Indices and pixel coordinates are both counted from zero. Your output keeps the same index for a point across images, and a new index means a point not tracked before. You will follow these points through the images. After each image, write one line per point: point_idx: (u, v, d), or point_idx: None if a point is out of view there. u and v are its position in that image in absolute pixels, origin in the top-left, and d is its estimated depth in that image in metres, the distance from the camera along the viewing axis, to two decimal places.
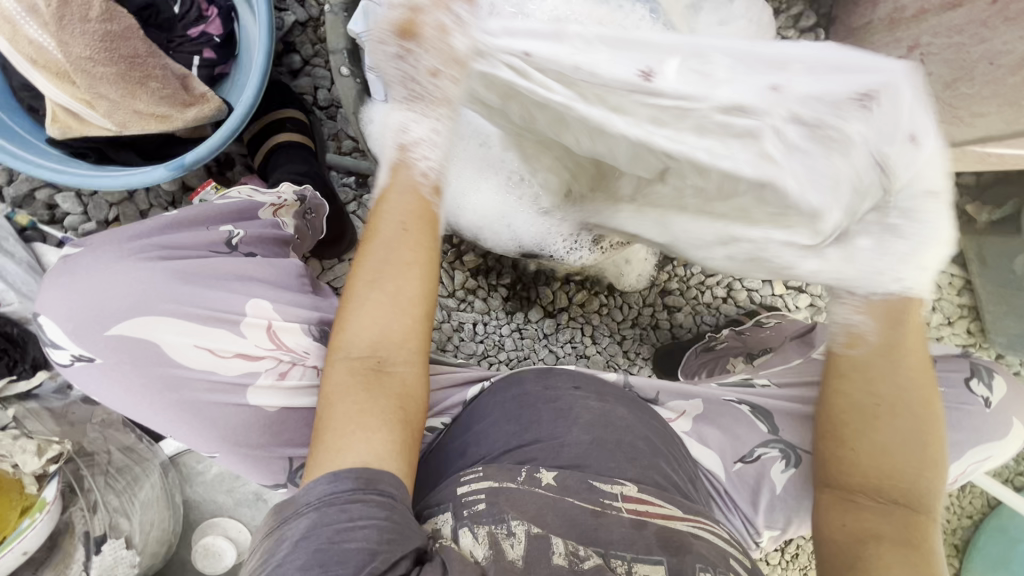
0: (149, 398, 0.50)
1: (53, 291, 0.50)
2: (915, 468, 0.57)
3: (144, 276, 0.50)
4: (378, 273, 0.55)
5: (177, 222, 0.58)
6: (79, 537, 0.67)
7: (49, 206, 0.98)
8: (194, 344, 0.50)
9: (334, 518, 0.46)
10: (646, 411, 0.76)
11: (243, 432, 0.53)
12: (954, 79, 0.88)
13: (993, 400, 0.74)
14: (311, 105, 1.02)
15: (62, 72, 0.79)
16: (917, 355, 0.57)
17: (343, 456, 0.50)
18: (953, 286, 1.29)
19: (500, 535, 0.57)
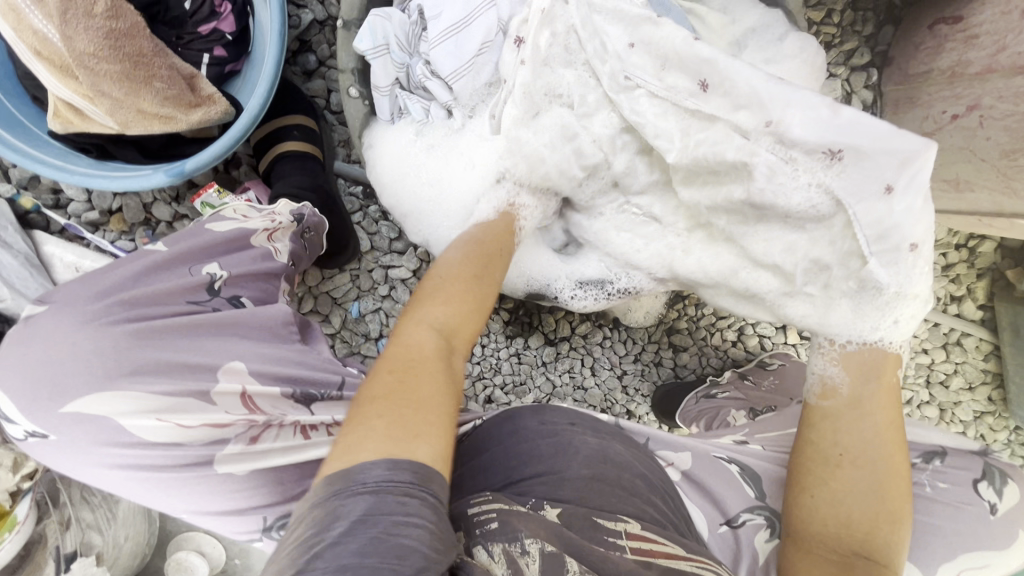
0: (114, 472, 0.47)
1: (6, 361, 0.46)
2: (873, 521, 0.59)
3: (104, 343, 0.46)
4: (466, 290, 0.63)
5: (157, 267, 0.55)
6: (50, 552, 0.65)
7: (54, 191, 0.96)
8: (155, 418, 0.46)
9: (391, 508, 0.41)
10: (647, 456, 0.71)
11: (213, 500, 0.50)
12: (1012, 149, 0.81)
13: (1001, 508, 0.62)
14: (323, 109, 0.98)
15: (64, 66, 0.76)
16: (886, 414, 0.62)
17: (410, 445, 0.45)
18: (978, 350, 1.22)
19: (515, 553, 0.49)
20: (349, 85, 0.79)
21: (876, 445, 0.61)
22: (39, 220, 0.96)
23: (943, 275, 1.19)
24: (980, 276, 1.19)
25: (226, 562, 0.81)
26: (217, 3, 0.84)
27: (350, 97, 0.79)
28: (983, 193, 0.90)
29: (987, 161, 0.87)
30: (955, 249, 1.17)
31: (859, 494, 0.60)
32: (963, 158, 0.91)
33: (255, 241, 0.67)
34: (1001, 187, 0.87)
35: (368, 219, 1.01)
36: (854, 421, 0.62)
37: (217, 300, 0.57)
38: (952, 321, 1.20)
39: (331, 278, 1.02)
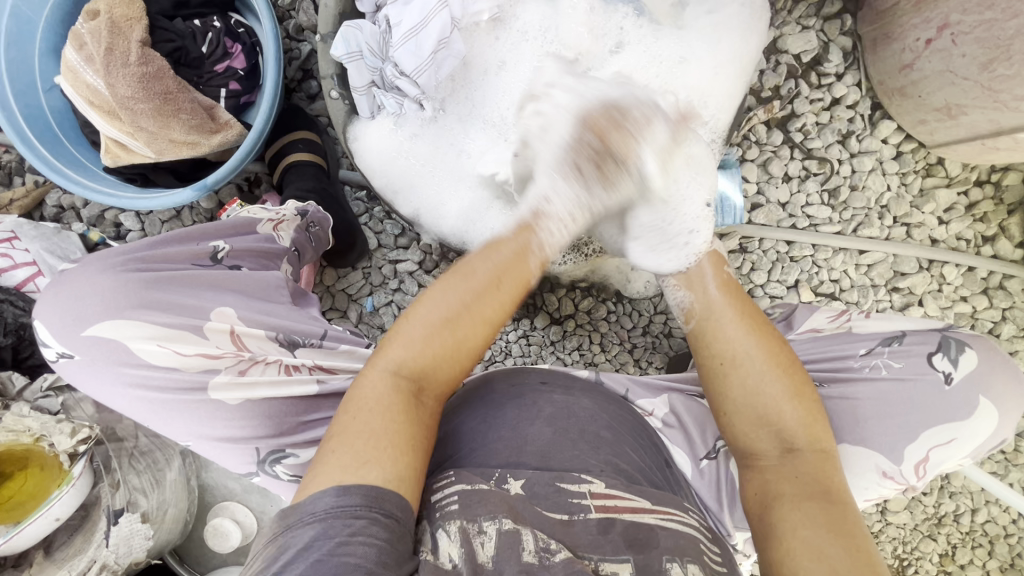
0: (123, 392, 0.56)
1: (45, 299, 0.56)
2: (787, 415, 0.64)
3: (117, 284, 0.56)
4: (449, 315, 0.60)
5: (168, 239, 0.65)
6: (103, 510, 0.75)
7: (116, 225, 1.14)
8: (158, 343, 0.55)
9: (337, 531, 0.50)
10: (615, 404, 0.73)
11: (212, 425, 0.57)
12: (990, 60, 0.80)
13: (956, 375, 0.69)
14: (326, 126, 1.10)
15: (111, 109, 0.92)
16: (734, 312, 0.70)
17: (360, 474, 0.53)
18: None
19: (471, 532, 0.53)
20: (331, 88, 0.84)
21: (747, 341, 0.67)
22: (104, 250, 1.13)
23: (968, 214, 1.11)
24: (1012, 212, 1.11)
25: (259, 531, 0.89)
26: (229, 45, 0.99)
27: (331, 100, 0.85)
28: (976, 112, 0.88)
29: (968, 78, 0.85)
30: (977, 186, 1.10)
31: (764, 389, 0.65)
32: (947, 82, 0.89)
33: (260, 229, 0.78)
34: (991, 103, 0.85)
35: (373, 219, 1.11)
36: (718, 327, 0.69)
37: (217, 266, 0.67)
38: (987, 262, 1.11)
39: (346, 277, 1.12)
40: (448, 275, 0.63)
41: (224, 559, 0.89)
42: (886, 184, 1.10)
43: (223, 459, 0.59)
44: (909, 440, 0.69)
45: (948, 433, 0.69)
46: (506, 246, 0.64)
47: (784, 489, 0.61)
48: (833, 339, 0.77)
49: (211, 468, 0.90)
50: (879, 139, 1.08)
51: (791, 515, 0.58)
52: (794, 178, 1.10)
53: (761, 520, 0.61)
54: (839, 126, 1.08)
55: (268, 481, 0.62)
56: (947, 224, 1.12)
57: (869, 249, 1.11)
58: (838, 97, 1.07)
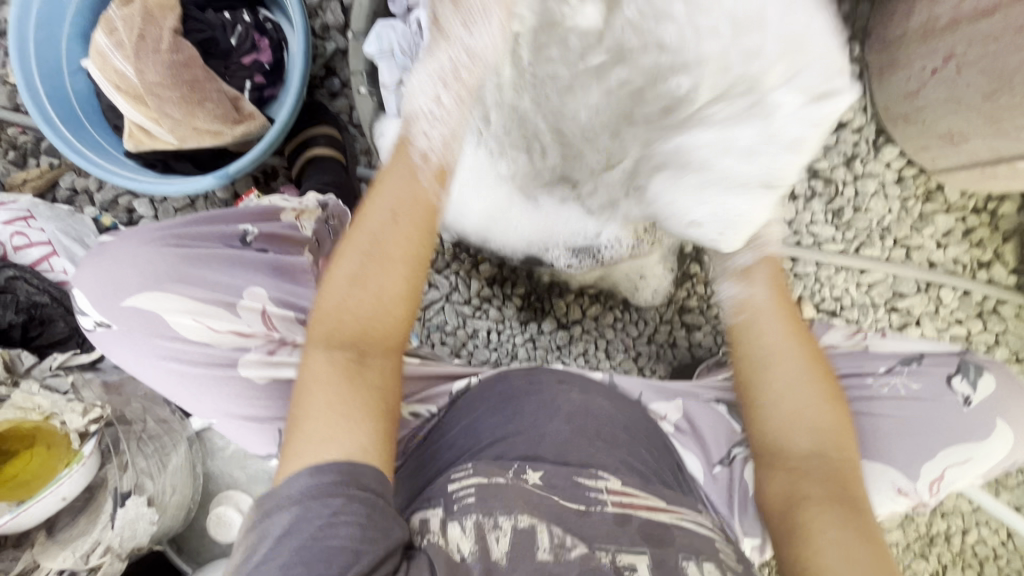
0: (159, 365, 0.58)
1: (88, 267, 0.59)
2: (818, 418, 0.66)
3: (158, 258, 0.58)
4: (365, 263, 0.58)
5: (201, 218, 0.65)
6: (109, 491, 0.74)
7: (129, 211, 1.14)
8: (193, 318, 0.57)
9: (316, 513, 0.49)
10: (631, 406, 0.75)
11: (239, 404, 0.60)
12: (992, 90, 0.84)
13: (974, 399, 0.72)
14: (346, 123, 1.12)
15: (138, 95, 0.93)
16: (782, 306, 0.70)
17: (329, 446, 0.52)
18: (1020, 317, 1.16)
19: (486, 528, 0.55)
20: (360, 83, 0.86)
21: (791, 347, 0.68)
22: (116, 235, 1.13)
23: (965, 240, 1.15)
24: (1007, 239, 1.15)
25: None
26: (257, 39, 1.01)
27: (359, 96, 0.87)
28: (977, 140, 0.92)
29: (970, 107, 0.89)
30: (975, 213, 1.14)
31: (801, 394, 0.66)
32: (951, 110, 0.93)
33: (285, 216, 0.79)
34: (992, 132, 0.89)
35: None
36: (764, 325, 0.70)
37: (248, 249, 0.64)
38: (983, 286, 1.14)
39: None
40: (352, 230, 0.60)
41: (224, 550, 0.89)
42: (888, 208, 1.14)
43: (246, 438, 0.61)
44: (928, 457, 0.71)
45: (964, 453, 0.71)
46: (393, 177, 0.60)
47: (810, 491, 0.63)
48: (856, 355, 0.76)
49: (217, 456, 0.90)
50: (882, 163, 1.13)
51: (820, 522, 0.60)
52: (800, 197, 1.14)
53: (786, 523, 0.63)
54: (845, 149, 1.12)
55: None
56: (944, 249, 1.16)
57: (869, 269, 1.15)
58: (845, 121, 1.12)
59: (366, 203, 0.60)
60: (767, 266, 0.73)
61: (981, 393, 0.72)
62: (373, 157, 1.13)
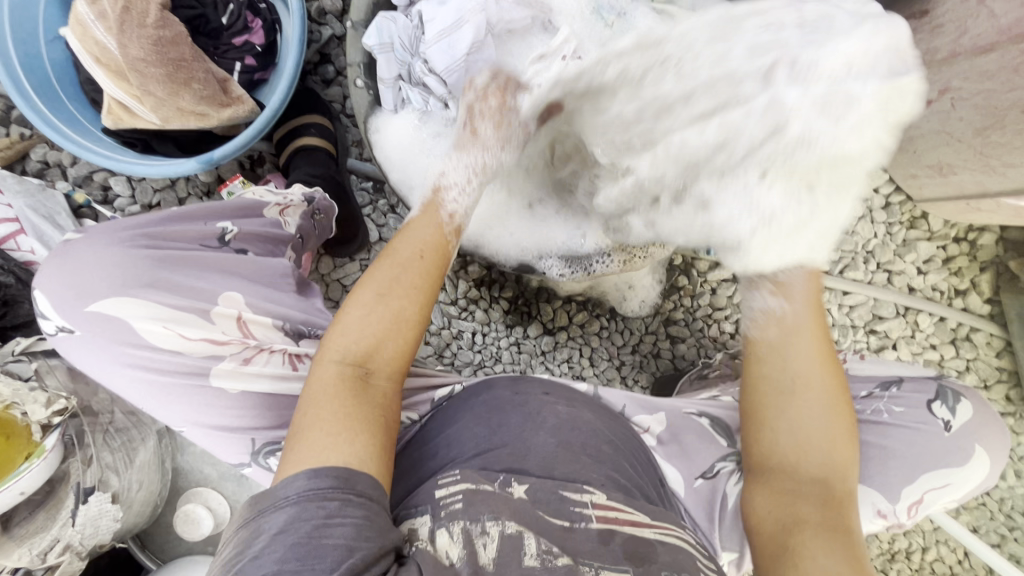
0: (125, 372, 0.55)
1: (48, 269, 0.55)
2: (827, 445, 0.64)
3: (125, 260, 0.55)
4: (386, 287, 0.62)
5: (172, 218, 0.63)
6: (71, 486, 0.71)
7: (103, 188, 1.09)
8: (162, 326, 0.54)
9: (311, 514, 0.49)
10: (618, 420, 0.73)
11: (210, 414, 0.57)
12: (984, 127, 0.85)
13: (955, 424, 0.72)
14: (339, 112, 1.09)
15: (118, 70, 0.88)
16: (818, 337, 0.67)
17: (327, 456, 0.52)
18: (990, 346, 1.19)
19: (473, 534, 0.53)
20: (356, 76, 0.83)
21: (820, 373, 0.66)
22: (89, 213, 1.07)
23: (944, 267, 1.18)
24: (983, 269, 1.18)
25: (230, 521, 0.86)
26: (250, 19, 0.97)
27: (355, 89, 0.84)
28: (965, 174, 0.94)
29: (962, 140, 0.90)
30: (955, 243, 1.17)
31: (814, 421, 0.64)
32: (942, 142, 0.94)
33: (266, 213, 0.75)
34: (980, 167, 0.91)
35: (377, 212, 1.09)
36: (794, 351, 0.66)
37: (225, 248, 0.64)
38: (959, 314, 1.17)
39: (341, 267, 1.10)
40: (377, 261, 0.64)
41: (190, 547, 0.86)
42: (873, 233, 1.16)
43: (216, 448, 0.59)
44: (909, 481, 0.71)
45: (944, 477, 0.71)
46: (423, 225, 0.68)
47: (805, 514, 0.61)
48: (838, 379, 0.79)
49: (187, 451, 0.87)
50: (871, 189, 1.14)
51: (812, 549, 0.58)
52: None
53: (778, 545, 0.61)
54: None
55: (258, 473, 0.61)
56: (924, 275, 1.18)
57: (852, 291, 1.17)
58: None
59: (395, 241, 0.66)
60: (810, 281, 0.68)
61: (960, 418, 0.72)
62: (365, 149, 1.10)
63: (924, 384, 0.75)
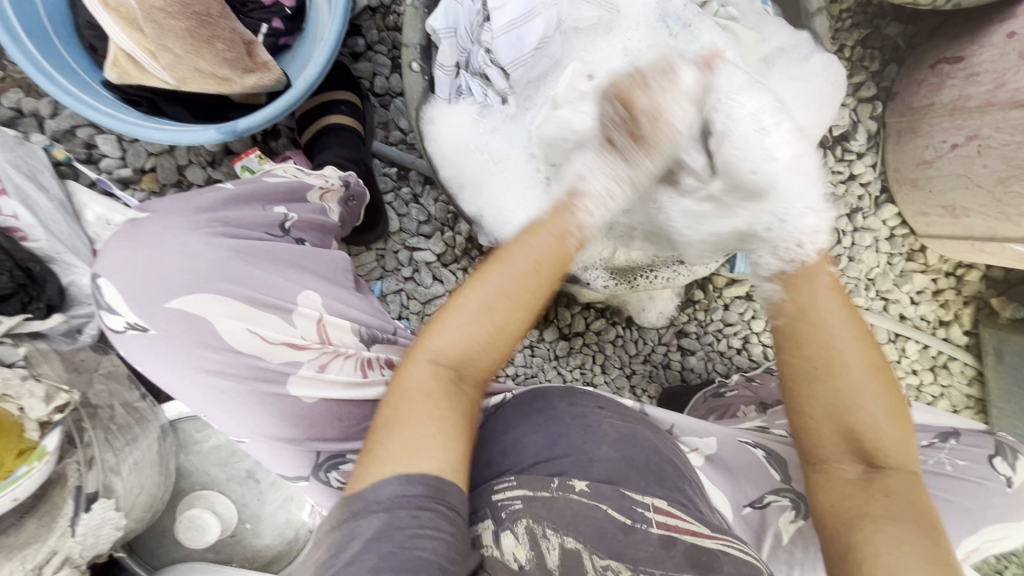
0: (199, 377, 0.52)
1: (117, 254, 0.52)
2: (879, 424, 0.58)
3: (211, 250, 0.53)
4: (494, 297, 0.56)
5: (233, 200, 0.61)
6: (70, 491, 0.64)
7: (88, 146, 0.96)
8: (247, 327, 0.52)
9: (405, 522, 0.46)
10: (667, 437, 0.70)
11: (281, 425, 0.53)
12: (1007, 176, 0.90)
13: (1016, 481, 0.76)
14: (367, 90, 1.02)
15: (132, 18, 0.78)
16: (847, 315, 0.61)
17: (414, 463, 0.49)
18: (963, 374, 1.24)
19: (538, 535, 0.53)
20: (412, 59, 0.78)
21: (851, 347, 0.60)
22: (69, 172, 0.95)
23: (934, 299, 1.23)
24: (966, 303, 1.23)
25: (237, 525, 0.80)
26: None
27: (409, 73, 0.78)
28: (977, 218, 0.99)
29: (981, 187, 0.95)
30: (945, 276, 1.22)
31: (867, 406, 0.58)
32: (960, 185, 0.98)
33: (310, 198, 0.70)
34: (994, 213, 0.96)
35: (401, 200, 1.03)
36: (817, 325, 0.61)
37: (286, 237, 0.62)
38: (942, 343, 1.23)
39: (357, 256, 1.03)
40: (485, 266, 0.58)
41: (188, 553, 0.79)
42: (877, 261, 1.20)
43: (278, 462, 0.55)
44: (969, 533, 0.75)
45: (1002, 530, 0.75)
46: (544, 234, 0.60)
47: (868, 508, 0.55)
48: None
49: (192, 451, 0.80)
50: (880, 220, 1.18)
51: (881, 543, 0.52)
52: None
53: (842, 532, 0.55)
54: (850, 201, 1.17)
55: (313, 488, 0.57)
56: (916, 305, 1.23)
57: None
58: (855, 174, 1.16)
59: (512, 245, 0.59)
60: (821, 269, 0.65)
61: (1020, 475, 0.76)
62: (392, 132, 1.03)
63: (981, 439, 0.79)
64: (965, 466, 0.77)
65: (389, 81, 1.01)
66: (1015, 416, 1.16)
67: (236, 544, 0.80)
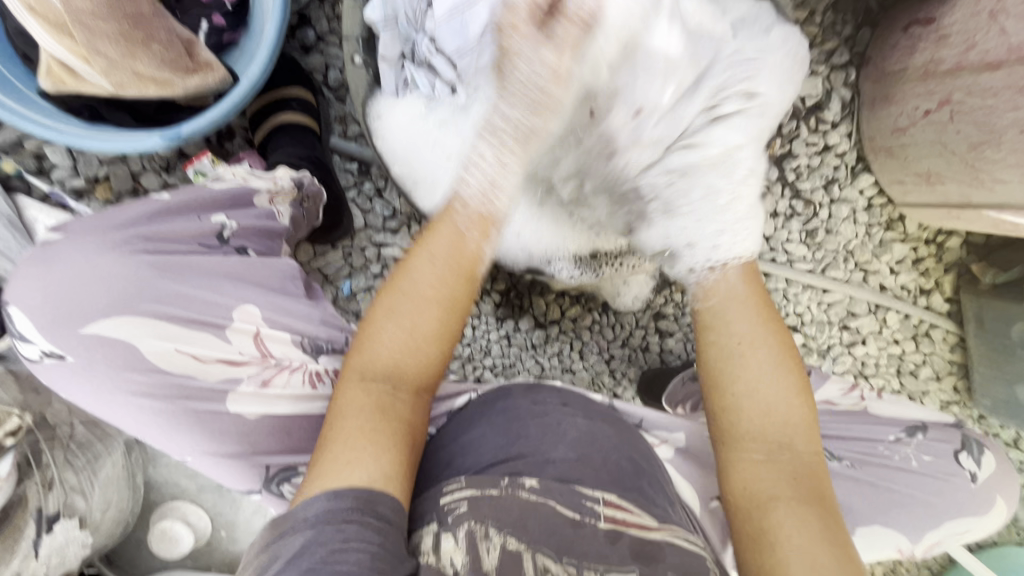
0: (127, 401, 0.53)
1: (28, 282, 0.52)
2: (788, 400, 0.63)
3: (124, 272, 0.53)
4: (407, 306, 0.60)
5: (163, 212, 0.59)
6: (32, 513, 0.63)
7: (37, 156, 0.94)
8: (174, 347, 0.54)
9: (330, 537, 0.46)
10: (629, 431, 0.69)
11: (219, 440, 0.55)
12: (980, 142, 0.87)
13: (980, 476, 0.78)
14: (320, 85, 0.99)
15: (60, 23, 0.74)
16: (761, 311, 0.68)
17: (344, 475, 0.50)
18: (945, 341, 1.21)
19: (479, 536, 0.50)
20: (355, 53, 0.81)
21: (765, 334, 0.66)
22: (20, 185, 0.93)
23: (914, 268, 1.18)
24: (947, 270, 1.18)
25: (211, 534, 0.81)
26: None
27: (352, 66, 0.82)
28: (952, 184, 0.96)
29: (955, 154, 0.92)
30: (925, 244, 1.17)
31: (771, 387, 0.63)
32: (934, 152, 0.96)
33: (258, 202, 0.68)
34: (969, 180, 0.93)
35: (363, 196, 1.00)
36: (731, 317, 0.68)
37: (225, 247, 0.61)
38: (922, 312, 1.18)
39: (323, 255, 1.01)
40: (392, 279, 0.63)
41: (165, 563, 0.80)
42: (855, 232, 1.16)
43: (226, 477, 0.57)
44: (934, 527, 0.78)
45: (966, 524, 0.79)
46: (440, 236, 0.64)
47: (778, 492, 0.59)
48: (852, 416, 0.80)
49: (160, 463, 0.82)
50: (856, 190, 1.14)
51: (785, 519, 0.58)
52: (780, 215, 1.15)
53: (751, 523, 0.59)
54: (826, 172, 1.13)
55: (269, 499, 0.59)
56: (896, 275, 1.18)
57: (831, 289, 1.17)
58: (831, 145, 1.12)
59: (411, 256, 0.64)
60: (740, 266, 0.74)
61: (984, 470, 0.79)
62: (350, 126, 1.00)
63: (950, 433, 0.79)
64: (932, 461, 0.78)
65: (343, 74, 0.98)
66: (997, 379, 1.13)
67: (213, 552, 0.82)
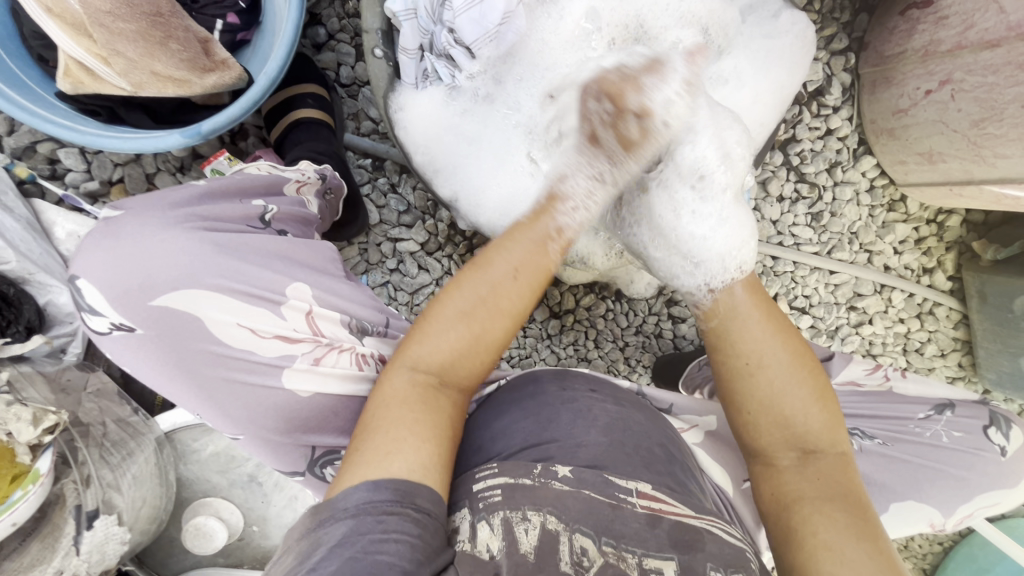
0: (189, 378, 0.54)
1: (96, 252, 0.52)
2: (803, 406, 0.62)
3: (190, 244, 0.54)
4: (476, 304, 0.59)
5: (209, 194, 0.60)
6: (69, 511, 0.64)
7: (50, 161, 0.94)
8: (238, 322, 0.54)
9: (370, 528, 0.47)
10: (658, 418, 0.71)
11: (270, 417, 0.56)
12: (982, 118, 0.89)
13: (1010, 449, 0.81)
14: (333, 81, 1.00)
15: (78, 24, 0.74)
16: (765, 317, 0.65)
17: (392, 464, 0.51)
18: (949, 319, 1.23)
19: (513, 522, 0.52)
20: (374, 45, 0.79)
21: (774, 343, 0.63)
22: (34, 190, 0.93)
23: (916, 248, 1.20)
24: (948, 249, 1.20)
25: (243, 529, 0.81)
26: None
27: (373, 60, 0.80)
28: (954, 161, 0.98)
29: (955, 131, 0.94)
30: (926, 224, 1.19)
31: (788, 397, 0.62)
32: (936, 131, 0.98)
33: (287, 192, 0.70)
34: (970, 156, 0.95)
35: (377, 192, 1.00)
36: (741, 328, 0.64)
37: (268, 229, 0.62)
38: (927, 291, 1.20)
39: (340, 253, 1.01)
40: (466, 270, 0.61)
41: (198, 560, 0.80)
42: (858, 215, 1.18)
43: (271, 458, 0.58)
44: (965, 500, 0.79)
45: (994, 497, 0.80)
46: (520, 240, 0.62)
47: (802, 496, 0.60)
48: (875, 392, 0.83)
49: (190, 461, 0.82)
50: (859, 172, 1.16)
51: (816, 523, 0.58)
52: (785, 199, 1.17)
53: (782, 529, 0.60)
54: (828, 155, 1.15)
55: (309, 481, 0.61)
56: (899, 255, 1.20)
57: (838, 271, 1.19)
58: (832, 129, 1.14)
59: (491, 251, 0.62)
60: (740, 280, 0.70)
61: (1013, 443, 0.82)
62: (363, 123, 1.01)
63: (974, 409, 0.83)
64: (958, 433, 0.81)
65: (354, 70, 0.99)
66: (1002, 353, 1.15)
67: (244, 547, 0.81)
